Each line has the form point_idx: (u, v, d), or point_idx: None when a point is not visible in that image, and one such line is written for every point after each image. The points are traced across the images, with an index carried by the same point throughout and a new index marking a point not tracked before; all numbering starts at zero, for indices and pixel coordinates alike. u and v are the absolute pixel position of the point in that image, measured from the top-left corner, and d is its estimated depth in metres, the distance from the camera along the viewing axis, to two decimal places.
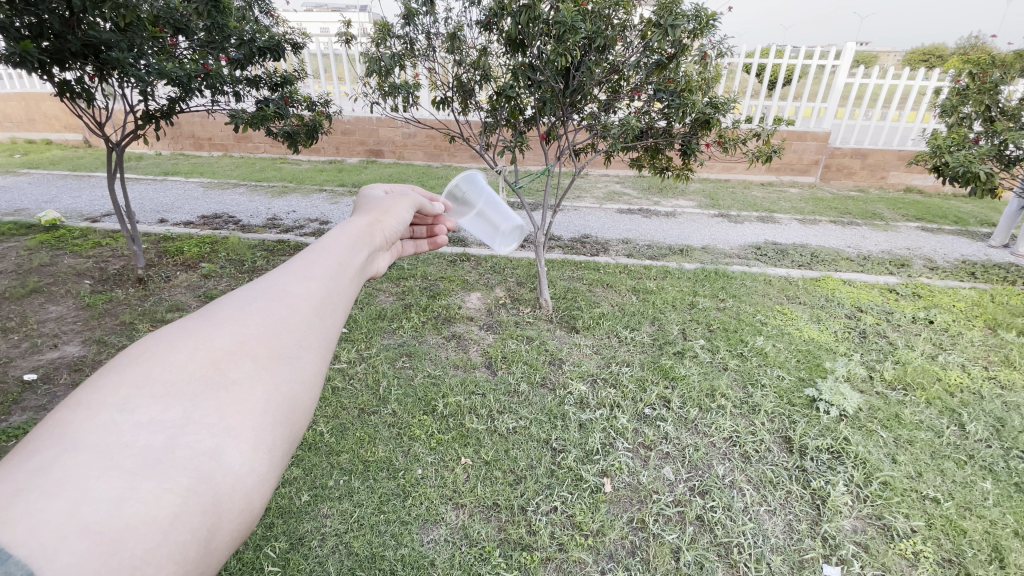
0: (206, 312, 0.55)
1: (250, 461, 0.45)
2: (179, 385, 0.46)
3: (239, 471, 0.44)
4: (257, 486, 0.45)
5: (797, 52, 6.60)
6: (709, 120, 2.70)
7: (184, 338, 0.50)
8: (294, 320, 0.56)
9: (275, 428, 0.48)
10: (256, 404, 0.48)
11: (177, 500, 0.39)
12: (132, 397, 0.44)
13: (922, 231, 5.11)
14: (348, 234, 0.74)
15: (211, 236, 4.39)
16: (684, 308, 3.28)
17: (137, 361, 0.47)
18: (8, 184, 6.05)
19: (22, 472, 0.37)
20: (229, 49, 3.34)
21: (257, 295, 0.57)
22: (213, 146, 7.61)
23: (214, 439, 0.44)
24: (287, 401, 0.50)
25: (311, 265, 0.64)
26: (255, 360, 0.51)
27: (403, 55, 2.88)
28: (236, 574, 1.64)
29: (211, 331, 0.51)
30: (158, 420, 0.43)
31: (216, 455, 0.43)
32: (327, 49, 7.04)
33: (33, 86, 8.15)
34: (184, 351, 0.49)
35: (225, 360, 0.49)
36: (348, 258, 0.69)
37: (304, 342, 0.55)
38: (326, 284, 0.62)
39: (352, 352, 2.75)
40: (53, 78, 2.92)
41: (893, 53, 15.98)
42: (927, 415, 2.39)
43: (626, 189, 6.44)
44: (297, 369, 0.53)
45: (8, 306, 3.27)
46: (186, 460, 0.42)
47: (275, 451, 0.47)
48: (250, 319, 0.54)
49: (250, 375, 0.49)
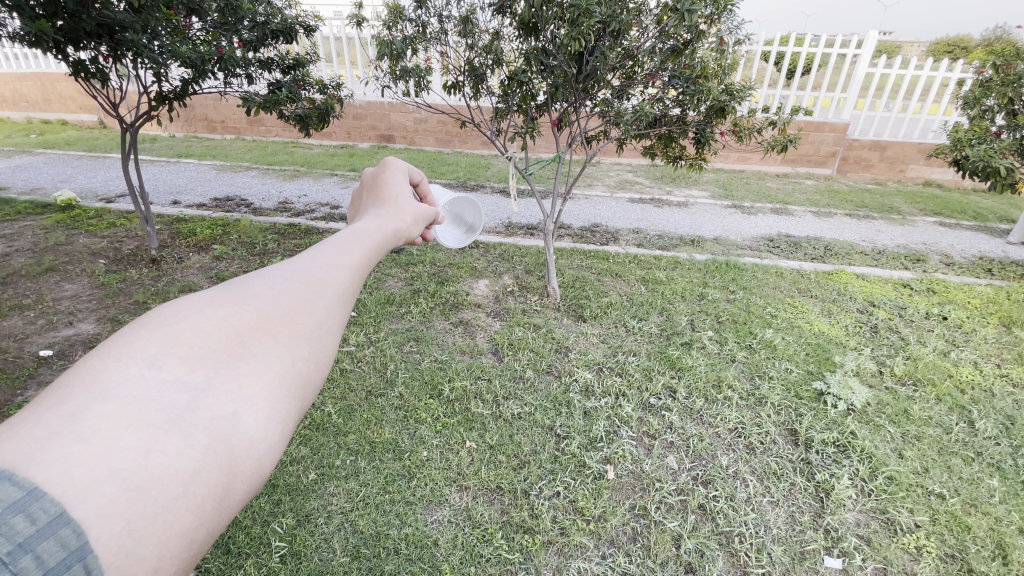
0: (235, 285, 0.55)
1: (265, 428, 0.44)
2: (204, 351, 0.46)
3: (253, 436, 0.44)
4: (270, 451, 0.44)
5: (818, 40, 6.49)
6: (724, 108, 2.65)
7: (212, 304, 0.50)
8: (317, 300, 0.55)
9: (291, 400, 0.48)
10: (274, 378, 0.47)
11: (197, 457, 0.40)
12: (160, 353, 0.44)
13: (939, 226, 5.01)
14: (379, 225, 0.73)
15: (223, 219, 4.42)
16: (694, 299, 3.26)
17: (167, 322, 0.47)
18: (26, 163, 6.14)
19: (55, 417, 0.38)
20: (242, 31, 3.40)
21: (287, 273, 0.57)
22: (225, 129, 7.64)
23: (232, 404, 0.44)
24: (302, 377, 0.50)
25: (339, 249, 0.63)
26: (277, 338, 0.50)
27: (415, 38, 2.86)
28: (244, 548, 1.68)
29: (239, 303, 0.51)
30: (182, 381, 0.43)
31: (233, 419, 0.43)
32: (339, 33, 7.03)
33: (49, 67, 8.22)
34: (212, 318, 0.49)
35: (249, 332, 0.49)
36: (376, 249, 0.68)
37: (325, 324, 0.54)
38: (353, 272, 0.61)
39: (361, 336, 2.78)
40: (68, 58, 2.95)
41: (919, 42, 15.47)
42: (937, 411, 2.37)
43: (639, 178, 6.39)
44: (316, 348, 0.52)
45: (25, 284, 3.34)
46: (207, 422, 0.41)
47: (289, 422, 0.47)
48: (278, 296, 0.54)
49: (271, 351, 0.49)
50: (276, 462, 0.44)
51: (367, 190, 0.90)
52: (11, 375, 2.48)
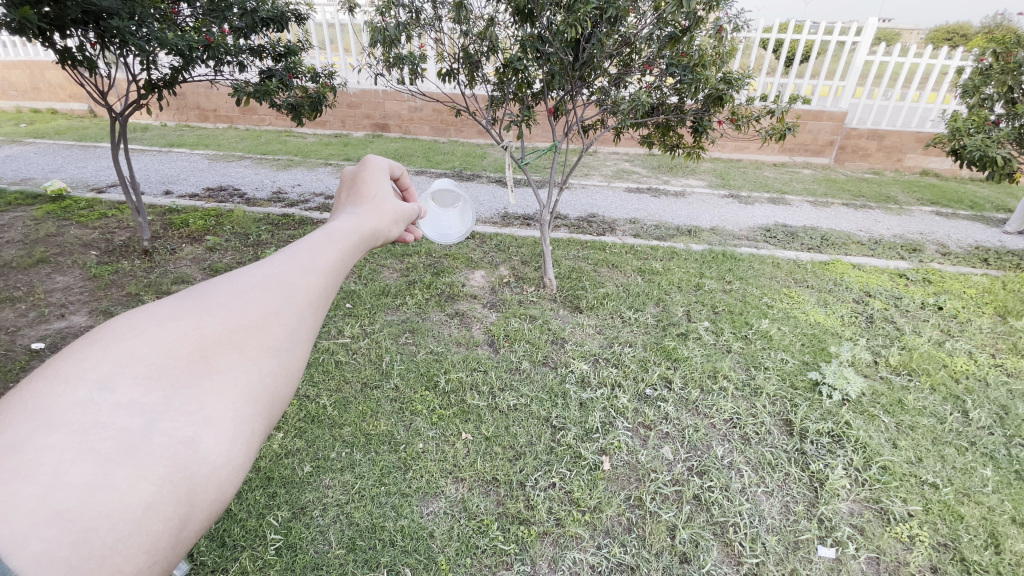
0: (198, 293, 0.53)
1: (228, 451, 0.43)
2: (163, 369, 0.44)
3: (214, 461, 0.42)
4: (232, 476, 0.43)
5: (817, 27, 6.43)
6: (722, 96, 2.61)
7: (172, 319, 0.48)
8: (287, 309, 0.54)
9: (255, 419, 0.46)
10: (239, 395, 0.46)
11: (151, 490, 0.38)
12: (114, 373, 0.42)
13: (936, 216, 5.00)
14: (352, 222, 0.72)
15: (216, 209, 4.37)
16: (690, 290, 3.25)
17: (120, 340, 0.45)
18: (16, 153, 6.05)
19: None
20: (231, 18, 3.30)
21: (254, 281, 0.55)
22: (217, 118, 7.54)
23: (193, 427, 0.42)
24: (269, 393, 0.48)
25: (312, 253, 0.61)
26: (243, 352, 0.49)
27: (408, 24, 2.80)
28: (239, 542, 1.68)
29: (201, 315, 0.49)
30: (138, 404, 0.41)
31: (193, 444, 0.41)
32: (333, 19, 6.91)
33: (38, 54, 8.05)
34: (172, 333, 0.47)
35: (211, 347, 0.47)
36: (351, 250, 0.67)
37: (294, 335, 0.53)
38: (325, 277, 0.60)
39: (356, 327, 2.76)
40: (54, 46, 2.88)
41: (918, 31, 15.38)
42: (931, 401, 2.37)
43: (636, 167, 6.35)
44: (283, 363, 0.51)
45: (15, 276, 3.30)
46: (163, 449, 0.39)
47: (254, 443, 0.45)
48: (244, 307, 0.52)
49: (236, 366, 0.47)
50: (238, 486, 0.43)
51: (347, 187, 0.87)
52: (2, 368, 2.46)
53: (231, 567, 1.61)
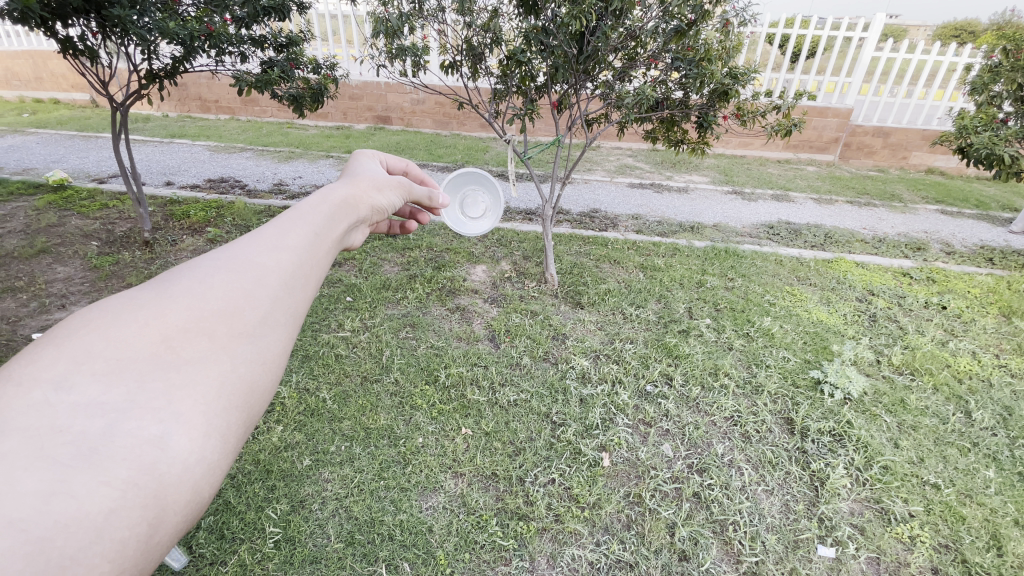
0: (162, 281, 0.51)
1: (199, 447, 0.42)
2: (127, 364, 0.43)
3: (185, 459, 0.41)
4: (205, 473, 0.42)
5: (824, 23, 6.37)
6: (728, 91, 2.58)
7: (135, 313, 0.46)
8: (258, 296, 0.53)
9: (228, 413, 0.46)
10: (210, 387, 0.45)
11: (115, 495, 0.36)
12: (70, 373, 0.40)
13: (941, 215, 4.97)
14: (324, 200, 0.72)
15: (217, 201, 4.35)
16: (692, 286, 3.24)
17: (79, 337, 0.43)
18: (18, 143, 6.04)
19: None
20: (233, 7, 3.28)
21: (220, 267, 0.54)
22: (219, 108, 7.50)
23: (160, 424, 0.41)
24: (242, 386, 0.47)
25: (283, 234, 0.61)
26: (213, 340, 0.48)
27: (411, 15, 2.77)
28: (238, 534, 1.68)
29: (166, 307, 0.48)
30: (99, 402, 0.40)
31: (161, 442, 0.40)
32: (335, 10, 6.87)
33: (38, 44, 8.00)
34: (134, 326, 0.45)
35: (179, 339, 0.46)
36: (324, 228, 0.67)
37: (268, 320, 0.53)
38: (297, 258, 0.59)
39: (356, 321, 2.76)
40: (56, 35, 2.87)
41: (927, 26, 15.25)
42: (934, 401, 2.36)
43: (639, 163, 6.31)
44: (257, 350, 0.50)
45: (16, 266, 3.29)
46: (127, 449, 0.38)
47: (227, 437, 0.44)
48: (211, 295, 0.51)
49: (205, 357, 0.47)
50: (212, 481, 0.42)
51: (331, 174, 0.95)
52: (3, 358, 2.46)
53: (230, 559, 1.61)
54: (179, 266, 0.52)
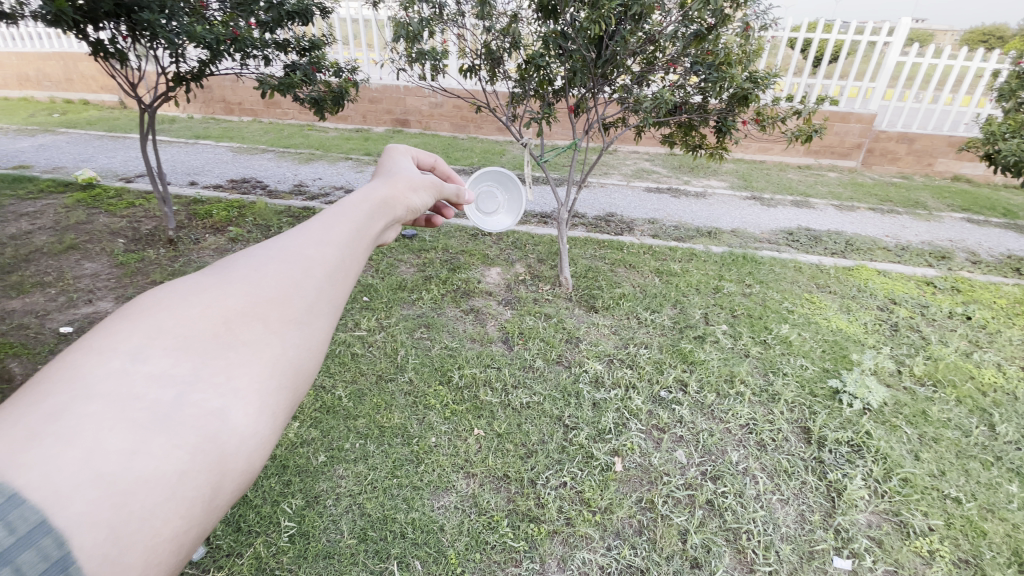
0: (222, 267, 0.53)
1: (255, 422, 0.43)
2: (190, 341, 0.44)
3: (244, 432, 0.42)
4: (262, 448, 0.43)
5: (847, 27, 6.28)
6: (748, 96, 2.55)
7: (197, 295, 0.48)
8: (306, 283, 0.54)
9: (281, 391, 0.46)
10: (265, 367, 0.46)
11: (184, 459, 0.38)
12: (143, 346, 0.42)
13: (966, 223, 4.85)
14: (364, 198, 0.73)
15: (239, 201, 4.44)
16: (709, 292, 3.21)
17: (150, 314, 0.45)
18: (49, 142, 6.23)
19: (36, 415, 0.36)
20: (258, 12, 3.37)
21: (272, 255, 0.55)
22: (242, 111, 7.66)
23: (221, 399, 0.42)
24: (294, 366, 0.48)
25: (329, 226, 0.62)
26: (267, 324, 0.49)
27: (431, 19, 2.81)
28: (254, 527, 1.71)
29: (224, 290, 0.50)
30: (169, 373, 0.41)
31: (221, 415, 0.41)
32: (357, 15, 6.98)
33: (69, 47, 8.27)
34: (197, 306, 0.47)
35: (236, 319, 0.48)
36: (366, 223, 0.67)
37: (317, 307, 0.53)
38: (342, 248, 0.60)
39: (372, 320, 2.79)
40: (88, 38, 2.98)
41: (954, 31, 14.93)
42: (956, 413, 2.31)
43: (656, 167, 6.28)
44: (308, 334, 0.51)
45: (46, 262, 3.41)
46: (194, 419, 0.40)
47: (281, 415, 0.45)
48: (266, 280, 0.52)
49: (260, 338, 0.47)
50: (265, 457, 0.43)
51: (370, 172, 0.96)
52: (32, 350, 2.55)
53: (246, 552, 1.64)
54: (237, 254, 0.54)
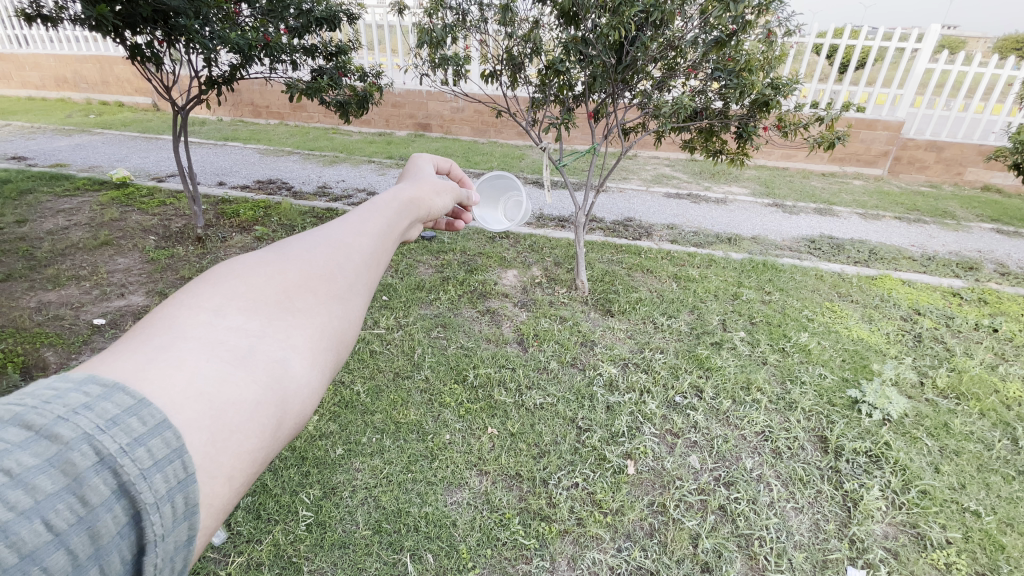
0: (278, 245, 0.60)
1: (308, 374, 0.49)
2: (258, 304, 0.51)
3: (301, 381, 0.48)
4: (316, 396, 0.49)
5: (875, 33, 6.17)
6: (769, 102, 2.54)
7: (261, 265, 0.55)
8: (347, 263, 0.60)
9: (329, 353, 0.53)
10: (316, 331, 0.52)
11: (260, 392, 0.45)
12: (224, 304, 0.49)
13: (997, 234, 4.72)
14: (393, 196, 0.79)
15: (265, 201, 4.57)
16: (727, 299, 3.19)
17: (225, 280, 0.53)
18: (86, 142, 6.49)
19: (147, 348, 0.44)
20: (288, 18, 3.47)
21: (318, 240, 0.62)
22: (269, 114, 7.87)
23: (284, 351, 0.49)
24: (337, 335, 0.54)
25: (364, 220, 0.68)
26: (317, 295, 0.55)
27: (455, 25, 2.87)
28: (273, 515, 1.77)
29: (282, 262, 0.56)
30: (244, 326, 0.48)
31: (284, 364, 0.48)
32: (382, 21, 7.12)
33: (107, 51, 8.58)
34: (262, 275, 0.54)
35: (294, 289, 0.54)
36: (393, 220, 0.73)
37: (356, 286, 0.59)
38: (375, 239, 0.66)
39: (391, 319, 2.85)
40: (126, 43, 3.12)
41: (987, 39, 14.54)
42: (979, 426, 2.25)
43: (676, 173, 6.26)
44: (349, 307, 0.57)
45: (82, 256, 3.56)
46: (265, 364, 0.47)
47: (329, 372, 0.52)
48: (315, 258, 0.58)
49: (312, 307, 0.54)
50: (318, 405, 0.49)
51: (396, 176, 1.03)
52: (67, 341, 2.67)
53: (265, 538, 1.70)
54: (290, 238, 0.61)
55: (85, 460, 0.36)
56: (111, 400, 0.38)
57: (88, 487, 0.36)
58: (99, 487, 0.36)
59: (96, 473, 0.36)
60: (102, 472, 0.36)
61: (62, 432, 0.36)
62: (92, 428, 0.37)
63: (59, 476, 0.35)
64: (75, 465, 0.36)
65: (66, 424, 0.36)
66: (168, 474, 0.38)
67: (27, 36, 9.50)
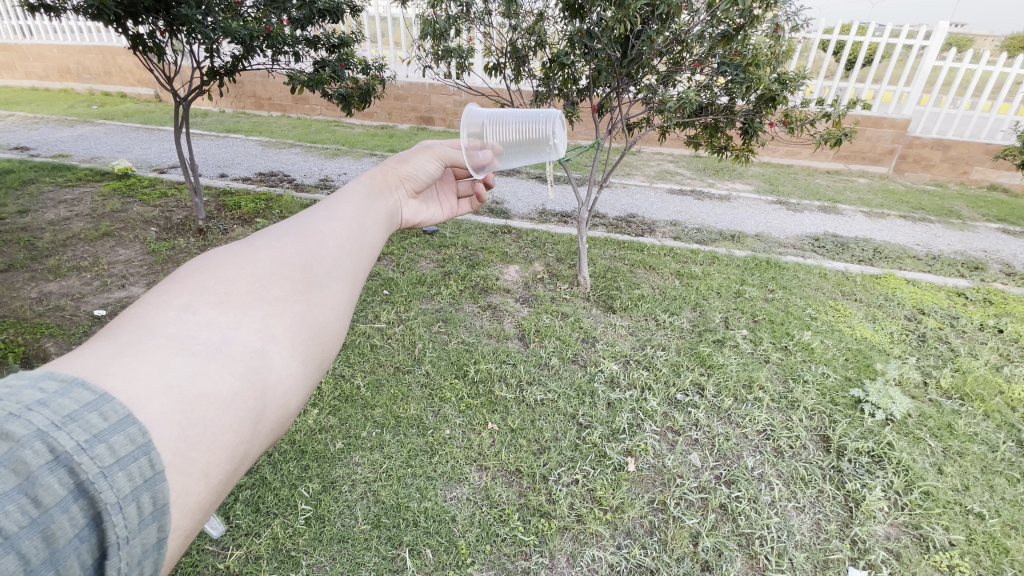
0: (248, 242, 0.64)
1: (288, 365, 0.54)
2: (230, 296, 0.55)
3: (280, 371, 0.53)
4: (294, 387, 0.54)
5: (883, 30, 6.11)
6: (776, 98, 2.50)
7: (231, 263, 0.59)
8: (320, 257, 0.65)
9: (308, 343, 0.57)
10: (293, 320, 0.57)
11: (235, 383, 0.49)
12: (193, 301, 0.53)
13: (1003, 234, 4.68)
14: (363, 189, 0.84)
15: (267, 193, 4.55)
16: (729, 296, 3.17)
17: (195, 276, 0.57)
18: (87, 133, 6.46)
19: (115, 344, 0.48)
20: (291, 9, 3.43)
21: (288, 235, 0.66)
22: (271, 106, 7.84)
23: (261, 342, 0.53)
24: (315, 325, 0.59)
25: (333, 212, 0.73)
26: (290, 286, 0.59)
27: (459, 17, 2.84)
28: (272, 508, 1.76)
29: (254, 258, 0.60)
30: (215, 321, 0.52)
31: (261, 355, 0.52)
32: (385, 13, 7.07)
33: None
34: (231, 271, 0.58)
35: (267, 280, 0.58)
36: (364, 211, 0.79)
37: (332, 277, 0.64)
38: (347, 229, 0.71)
39: (391, 314, 2.83)
40: (128, 32, 3.09)
41: (993, 37, 14.43)
42: (983, 428, 2.24)
43: (680, 169, 6.22)
44: (325, 297, 0.61)
45: (83, 247, 3.55)
46: (241, 356, 0.51)
47: (308, 361, 0.56)
48: (286, 253, 0.63)
49: (288, 296, 0.58)
50: (296, 396, 0.54)
51: None
52: (67, 331, 2.66)
53: (264, 532, 1.69)
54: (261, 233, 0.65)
55: (37, 457, 0.40)
56: (69, 395, 0.43)
57: (42, 487, 0.39)
58: (54, 487, 0.39)
59: (50, 471, 0.40)
60: (56, 470, 0.40)
61: (14, 430, 0.39)
62: (47, 425, 0.40)
63: (11, 475, 0.38)
64: (27, 463, 0.39)
65: (17, 420, 0.40)
66: (132, 472, 0.42)
67: (30, 25, 9.46)
